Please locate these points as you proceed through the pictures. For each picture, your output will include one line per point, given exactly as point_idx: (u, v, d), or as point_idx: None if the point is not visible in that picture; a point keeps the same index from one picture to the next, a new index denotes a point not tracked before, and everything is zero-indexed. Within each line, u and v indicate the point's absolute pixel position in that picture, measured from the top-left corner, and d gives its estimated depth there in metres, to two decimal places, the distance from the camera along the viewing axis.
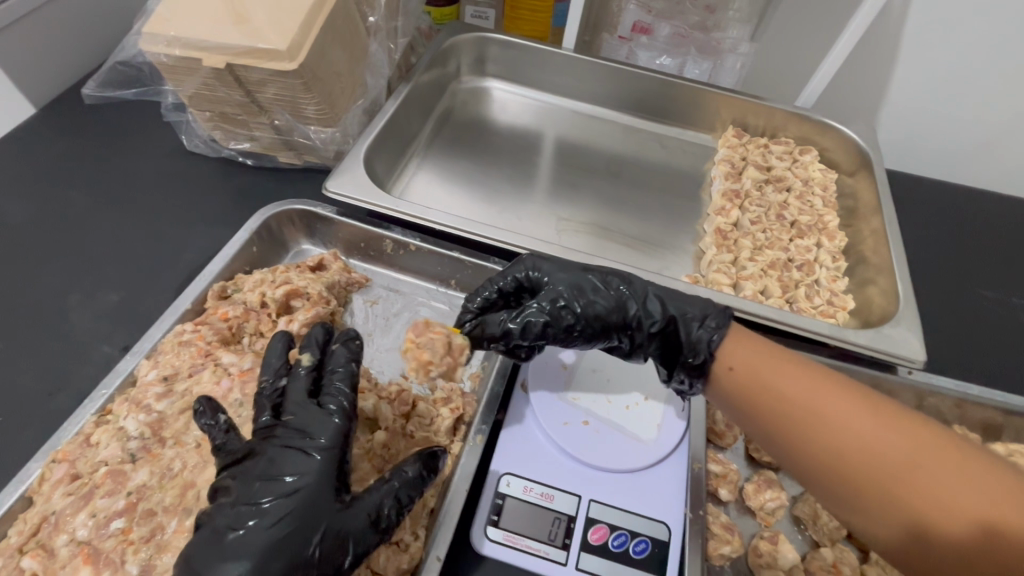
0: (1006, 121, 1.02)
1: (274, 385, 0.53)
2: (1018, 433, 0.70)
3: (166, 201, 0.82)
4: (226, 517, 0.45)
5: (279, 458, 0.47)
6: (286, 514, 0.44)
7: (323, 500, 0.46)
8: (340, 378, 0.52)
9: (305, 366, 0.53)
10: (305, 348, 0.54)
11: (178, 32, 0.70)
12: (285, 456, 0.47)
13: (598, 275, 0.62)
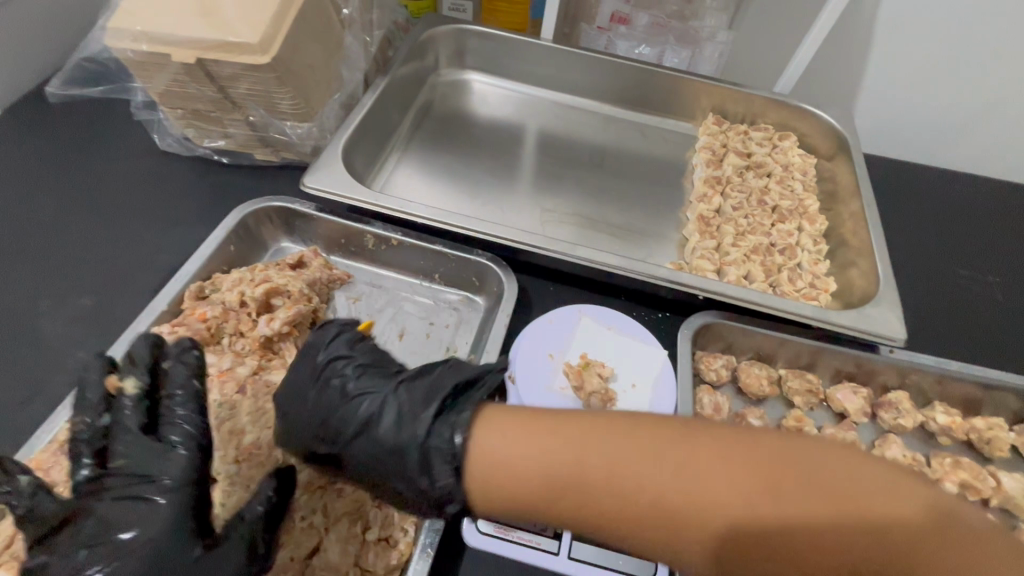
0: (977, 103, 1.04)
1: (93, 427, 0.47)
2: (996, 406, 0.72)
3: (137, 202, 0.80)
4: None
5: (111, 517, 0.43)
6: (139, 569, 0.41)
7: (174, 551, 0.42)
8: (180, 405, 0.48)
9: (129, 396, 0.48)
10: (126, 375, 0.49)
11: (144, 27, 0.68)
12: (119, 508, 0.43)
13: None
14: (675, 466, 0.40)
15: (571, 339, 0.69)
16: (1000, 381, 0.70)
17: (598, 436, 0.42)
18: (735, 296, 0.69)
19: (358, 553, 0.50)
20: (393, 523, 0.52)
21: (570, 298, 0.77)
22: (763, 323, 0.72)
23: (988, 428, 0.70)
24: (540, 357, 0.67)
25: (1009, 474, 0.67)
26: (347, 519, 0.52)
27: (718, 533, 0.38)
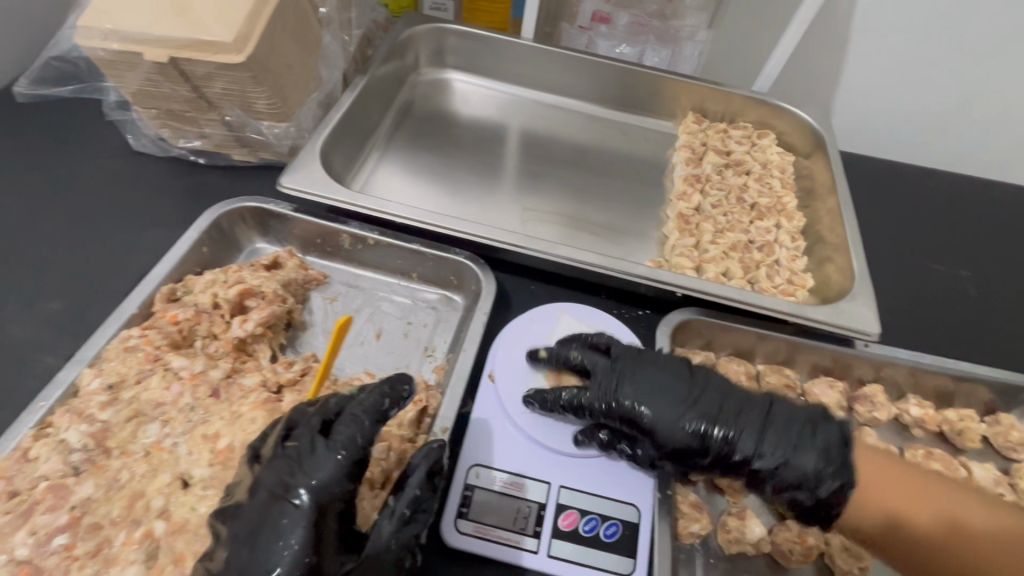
0: (949, 101, 1.06)
1: (305, 415, 0.52)
2: (967, 398, 0.73)
3: (110, 204, 0.79)
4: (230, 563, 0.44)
5: (275, 496, 0.46)
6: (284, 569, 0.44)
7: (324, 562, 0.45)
8: (364, 415, 0.51)
9: (333, 400, 0.53)
10: (366, 392, 0.53)
11: (115, 25, 0.67)
12: (277, 499, 0.46)
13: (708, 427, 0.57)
14: (920, 497, 0.52)
15: (549, 336, 0.69)
16: (971, 373, 0.71)
17: (917, 492, 0.53)
18: (712, 293, 0.70)
19: None
20: (368, 523, 0.53)
21: (550, 297, 0.77)
22: (740, 317, 0.72)
23: (959, 419, 0.71)
24: (518, 355, 0.67)
25: (979, 463, 0.69)
26: None
27: (941, 522, 0.51)
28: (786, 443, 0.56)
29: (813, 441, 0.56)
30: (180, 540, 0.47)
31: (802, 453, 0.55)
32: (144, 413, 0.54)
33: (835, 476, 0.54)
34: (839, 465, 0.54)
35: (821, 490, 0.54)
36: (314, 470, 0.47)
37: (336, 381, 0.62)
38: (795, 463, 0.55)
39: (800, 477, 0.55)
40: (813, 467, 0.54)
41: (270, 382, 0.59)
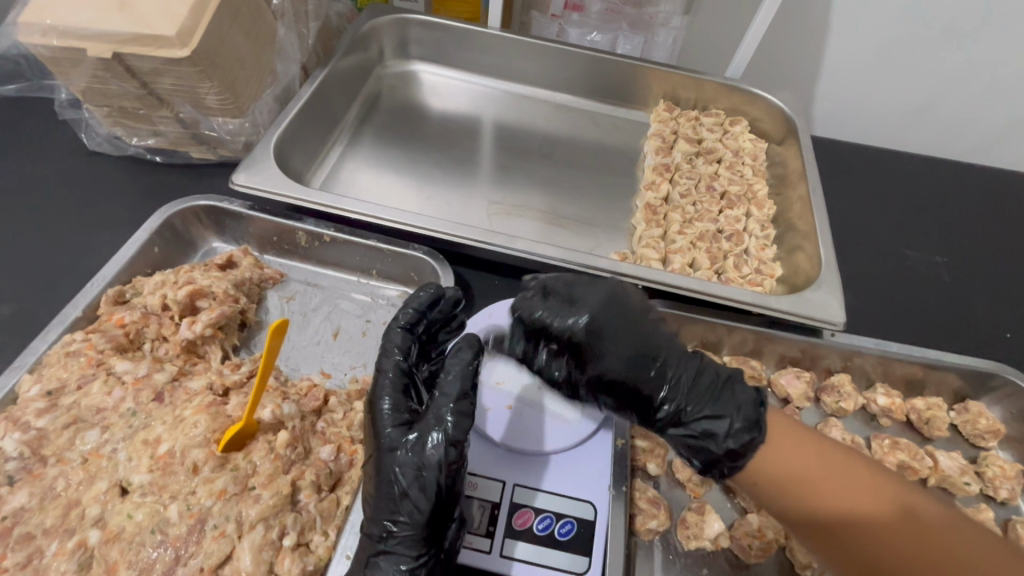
0: (925, 84, 1.04)
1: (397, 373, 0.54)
2: (937, 386, 0.72)
3: (62, 206, 0.77)
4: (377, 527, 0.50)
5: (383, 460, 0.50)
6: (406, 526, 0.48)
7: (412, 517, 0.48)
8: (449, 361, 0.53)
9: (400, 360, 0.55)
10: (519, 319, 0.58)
11: (55, 20, 0.65)
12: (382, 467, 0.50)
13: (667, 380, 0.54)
14: (903, 490, 0.45)
15: (508, 333, 0.68)
16: (941, 362, 0.70)
17: (899, 486, 0.46)
18: (673, 284, 0.68)
19: (274, 559, 0.48)
20: (313, 527, 0.51)
21: (512, 291, 0.76)
22: (703, 309, 0.70)
23: (927, 408, 0.70)
24: None
25: (945, 452, 0.68)
26: (262, 525, 0.49)
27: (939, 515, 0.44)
28: (691, 392, 0.53)
29: (732, 405, 0.51)
30: (114, 549, 0.46)
31: (721, 408, 0.51)
32: (83, 420, 0.53)
33: (746, 432, 0.49)
34: (750, 422, 0.49)
35: (719, 447, 0.50)
36: (379, 387, 0.53)
37: (286, 382, 0.61)
38: (715, 413, 0.51)
39: (709, 429, 0.51)
40: (725, 427, 0.50)
41: (216, 385, 0.58)
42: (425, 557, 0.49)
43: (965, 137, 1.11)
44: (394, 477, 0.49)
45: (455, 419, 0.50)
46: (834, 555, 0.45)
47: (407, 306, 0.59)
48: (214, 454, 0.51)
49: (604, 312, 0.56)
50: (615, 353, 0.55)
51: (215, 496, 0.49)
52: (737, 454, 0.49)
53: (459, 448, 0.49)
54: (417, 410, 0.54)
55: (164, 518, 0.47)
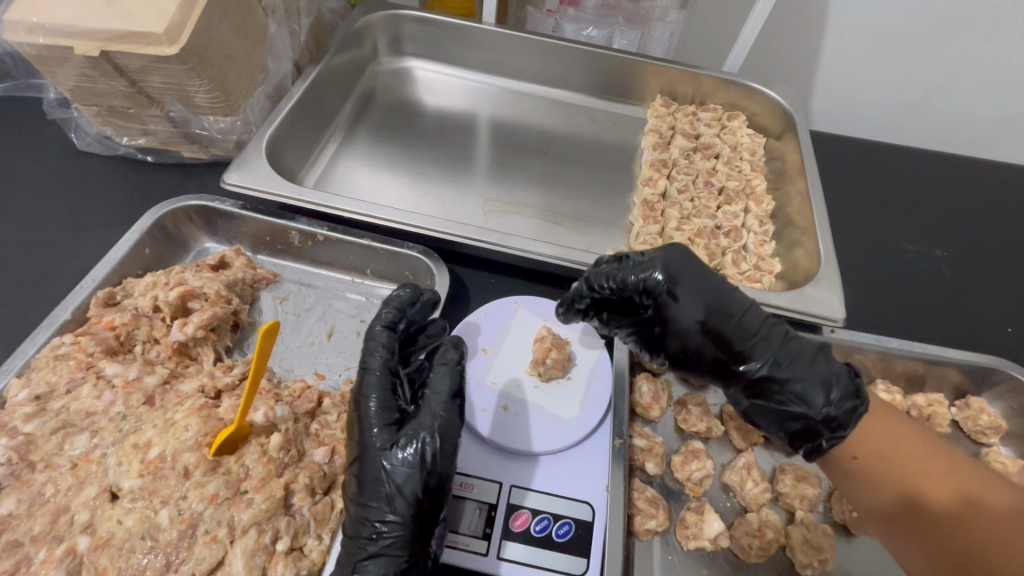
0: (925, 76, 1.03)
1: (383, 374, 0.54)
2: (938, 382, 0.71)
3: (51, 207, 0.76)
4: (362, 531, 0.49)
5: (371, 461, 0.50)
6: (398, 524, 0.48)
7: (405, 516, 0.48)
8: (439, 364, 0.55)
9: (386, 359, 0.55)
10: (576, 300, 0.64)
11: (40, 18, 0.63)
12: (372, 467, 0.50)
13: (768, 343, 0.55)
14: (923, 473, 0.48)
15: (504, 333, 0.67)
16: (942, 358, 0.69)
17: (918, 467, 0.48)
18: None
19: (266, 564, 0.47)
20: (306, 531, 0.51)
21: (508, 289, 0.75)
22: None
23: (927, 404, 0.70)
24: (473, 352, 0.66)
25: None
26: (255, 529, 0.48)
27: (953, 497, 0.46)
28: (778, 354, 0.55)
29: (827, 372, 0.53)
30: (103, 555, 0.45)
31: (810, 373, 0.53)
32: (72, 424, 0.52)
33: (846, 399, 0.52)
34: (851, 390, 0.52)
35: (815, 413, 0.52)
36: (365, 385, 0.54)
37: (279, 384, 0.60)
38: (814, 380, 0.53)
39: (803, 396, 0.53)
40: (820, 394, 0.52)
41: (207, 388, 0.57)
42: (412, 560, 0.48)
43: (965, 131, 1.10)
44: (386, 475, 0.49)
45: (446, 415, 0.52)
46: (915, 541, 0.47)
47: (387, 305, 0.59)
48: (205, 458, 0.50)
49: (684, 270, 0.58)
50: (691, 306, 0.57)
51: (206, 500, 0.48)
52: (837, 422, 0.51)
53: (453, 441, 0.51)
54: (402, 410, 0.54)
55: (155, 524, 0.47)
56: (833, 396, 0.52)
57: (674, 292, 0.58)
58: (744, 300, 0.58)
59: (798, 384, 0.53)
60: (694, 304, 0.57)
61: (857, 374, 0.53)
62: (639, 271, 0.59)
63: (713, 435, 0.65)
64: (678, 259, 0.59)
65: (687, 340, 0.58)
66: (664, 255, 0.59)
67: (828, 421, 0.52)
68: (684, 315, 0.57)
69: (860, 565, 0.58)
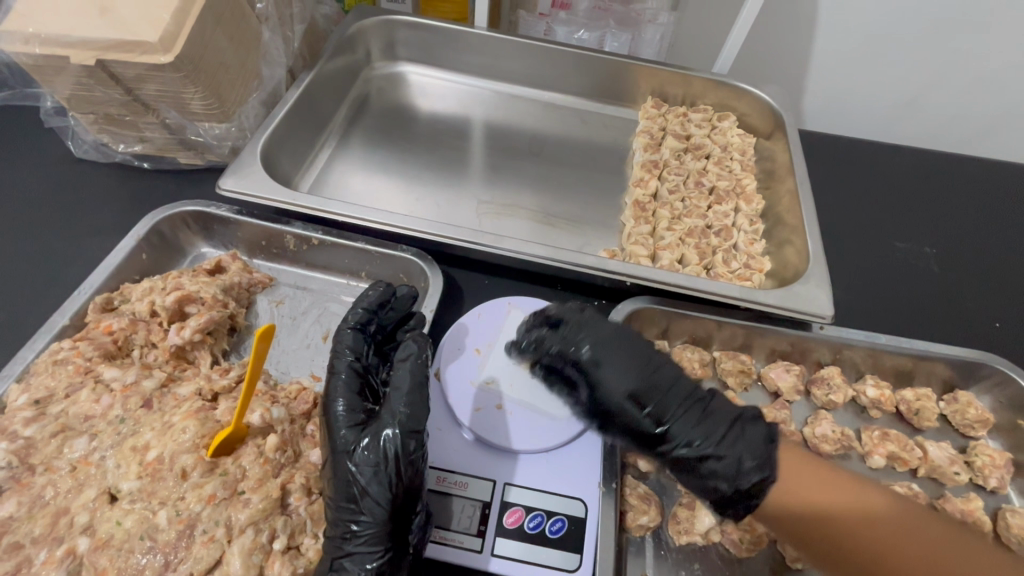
0: (914, 74, 1.04)
1: (347, 378, 0.56)
2: (927, 377, 0.72)
3: (50, 214, 0.77)
4: (338, 529, 0.49)
5: (338, 464, 0.51)
6: (371, 522, 0.49)
7: (377, 514, 0.49)
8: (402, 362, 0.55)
9: (351, 363, 0.57)
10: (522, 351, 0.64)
11: (37, 28, 0.64)
12: (340, 468, 0.51)
13: (688, 421, 0.54)
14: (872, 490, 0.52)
15: (498, 332, 0.68)
16: (930, 352, 0.70)
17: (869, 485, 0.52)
18: (661, 280, 0.68)
19: (264, 563, 0.48)
20: (303, 530, 0.51)
21: (501, 290, 0.76)
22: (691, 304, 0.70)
23: (916, 399, 0.71)
24: (467, 352, 0.66)
25: (935, 442, 0.68)
26: (252, 529, 0.49)
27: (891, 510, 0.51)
28: (696, 429, 0.53)
29: (741, 442, 0.51)
30: (103, 556, 0.46)
31: (727, 448, 0.52)
32: (71, 428, 0.53)
33: (755, 472, 0.49)
34: (761, 462, 0.50)
35: (725, 487, 0.51)
36: (332, 388, 0.55)
37: (275, 386, 0.61)
38: (728, 452, 0.51)
39: (717, 470, 0.51)
40: (732, 467, 0.51)
41: (204, 391, 0.58)
42: (387, 557, 0.49)
43: (952, 129, 1.11)
44: (352, 476, 0.50)
45: (407, 411, 0.52)
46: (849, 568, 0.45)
47: (357, 306, 0.62)
48: (203, 460, 0.51)
49: (609, 343, 0.58)
50: (615, 383, 0.56)
51: (204, 501, 0.49)
52: (750, 493, 0.49)
53: (415, 437, 0.51)
54: (372, 410, 0.55)
55: (153, 525, 0.48)
56: (746, 466, 0.50)
57: (596, 365, 0.57)
58: (668, 373, 0.57)
59: (715, 458, 0.52)
60: (617, 381, 0.56)
61: (773, 440, 0.51)
62: (563, 339, 0.59)
63: None
64: (602, 330, 0.58)
65: (614, 416, 0.57)
66: (591, 326, 0.59)
67: (742, 497, 0.50)
68: (607, 392, 0.56)
69: None
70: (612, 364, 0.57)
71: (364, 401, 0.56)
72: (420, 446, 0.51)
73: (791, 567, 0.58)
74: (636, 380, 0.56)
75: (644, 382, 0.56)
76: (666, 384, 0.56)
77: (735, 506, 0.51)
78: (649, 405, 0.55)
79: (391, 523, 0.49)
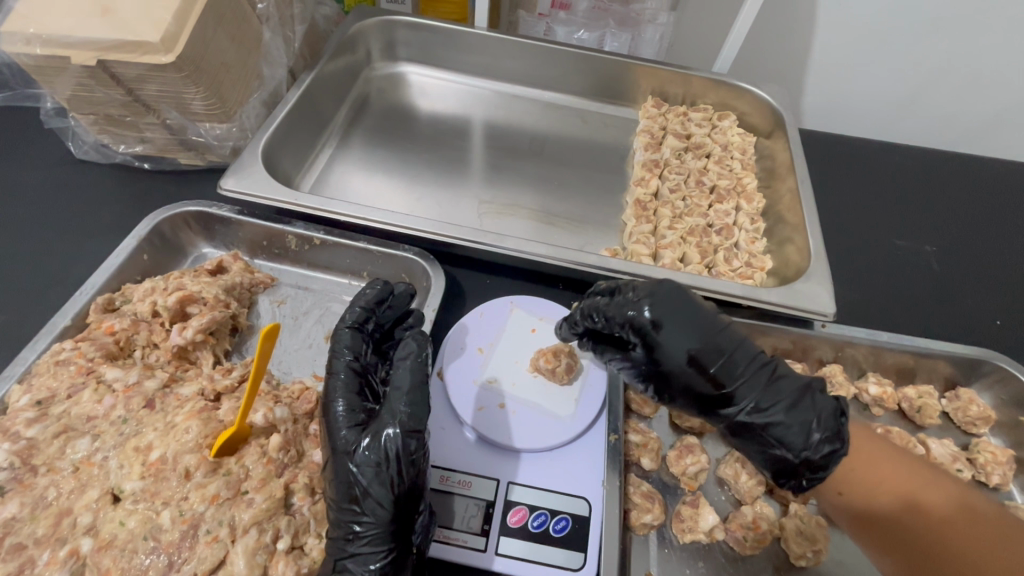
0: (913, 73, 1.05)
1: (345, 378, 0.56)
2: (929, 374, 0.72)
3: (50, 215, 0.77)
4: (342, 529, 0.49)
5: (339, 466, 0.51)
6: (374, 523, 0.49)
7: (381, 514, 0.49)
8: (401, 363, 0.54)
9: (348, 363, 0.57)
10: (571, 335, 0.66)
11: (38, 29, 0.64)
12: (341, 469, 0.50)
13: (752, 388, 0.54)
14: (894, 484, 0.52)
15: (500, 331, 0.68)
16: (932, 350, 0.70)
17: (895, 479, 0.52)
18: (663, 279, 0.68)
19: (268, 563, 0.48)
20: (306, 529, 0.51)
21: (503, 290, 0.76)
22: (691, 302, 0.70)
23: (918, 396, 0.71)
24: (468, 352, 0.66)
25: (937, 440, 0.69)
26: (256, 528, 0.48)
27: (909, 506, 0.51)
28: (760, 396, 0.54)
29: (814, 412, 0.53)
30: (107, 556, 0.46)
31: (793, 415, 0.53)
32: (73, 428, 0.53)
33: (827, 442, 0.52)
34: (833, 432, 0.52)
35: (795, 455, 0.53)
36: (331, 389, 0.55)
37: (278, 386, 0.61)
38: (797, 423, 0.53)
39: (784, 438, 0.53)
40: (801, 437, 0.52)
41: (207, 391, 0.58)
42: (390, 558, 0.49)
43: (951, 128, 1.12)
44: (353, 477, 0.50)
45: (408, 411, 0.51)
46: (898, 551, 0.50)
47: (354, 304, 0.61)
48: (206, 460, 0.51)
49: (673, 308, 0.56)
50: (677, 344, 0.55)
51: (207, 501, 0.49)
52: (818, 465, 0.52)
53: (415, 437, 0.50)
54: (372, 409, 0.55)
55: (157, 525, 0.47)
56: (814, 437, 0.52)
57: (660, 331, 0.56)
58: (734, 336, 0.56)
59: (777, 428, 0.53)
60: (680, 345, 0.55)
61: (844, 413, 0.53)
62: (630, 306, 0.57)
63: (707, 430, 0.66)
64: (667, 293, 0.57)
65: (672, 378, 0.56)
66: (656, 289, 0.57)
67: (810, 466, 0.52)
68: (670, 356, 0.55)
69: (854, 556, 0.59)
70: (679, 328, 0.55)
71: (362, 401, 0.55)
72: (419, 446, 0.50)
73: (795, 565, 0.58)
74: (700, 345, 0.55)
75: (709, 349, 0.55)
76: (731, 350, 0.55)
77: (795, 475, 0.53)
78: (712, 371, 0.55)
79: (393, 523, 0.49)
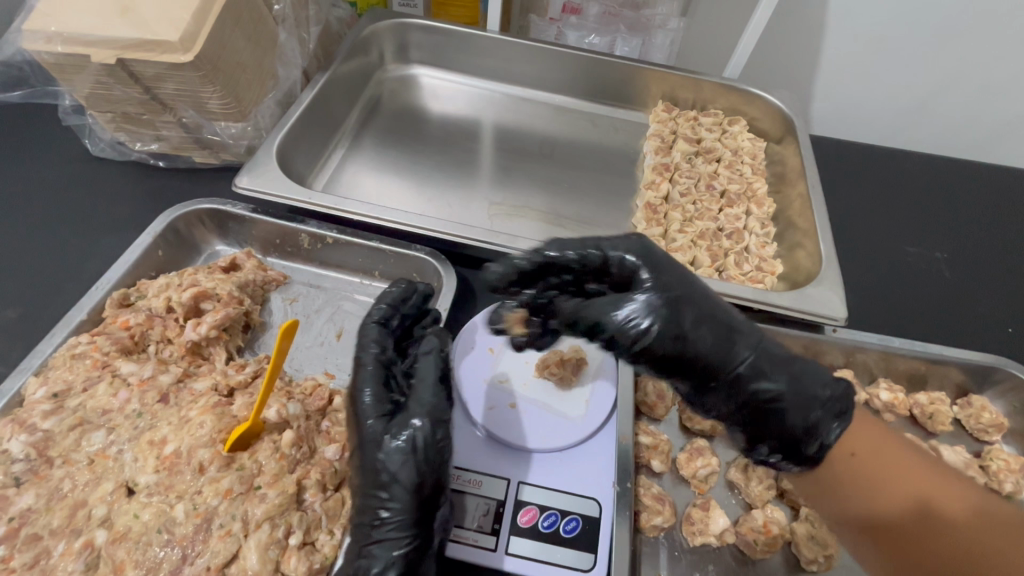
0: (924, 79, 1.05)
1: (372, 370, 0.55)
2: (941, 381, 0.72)
3: (67, 211, 0.78)
4: (368, 514, 0.50)
5: (369, 455, 0.51)
6: (402, 508, 0.49)
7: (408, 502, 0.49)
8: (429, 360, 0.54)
9: (374, 356, 0.56)
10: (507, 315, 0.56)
11: (60, 27, 0.65)
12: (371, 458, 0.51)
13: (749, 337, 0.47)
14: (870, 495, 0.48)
15: None
16: (944, 356, 0.70)
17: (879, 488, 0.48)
18: None
19: (279, 558, 0.48)
20: (318, 526, 0.52)
21: None
22: None
23: (929, 402, 0.71)
24: (479, 351, 0.66)
25: (949, 446, 0.68)
26: (268, 524, 0.49)
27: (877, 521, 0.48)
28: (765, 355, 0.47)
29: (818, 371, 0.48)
30: (121, 549, 0.46)
31: (805, 375, 0.47)
32: (89, 421, 0.53)
33: (836, 400, 0.47)
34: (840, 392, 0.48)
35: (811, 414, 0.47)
36: (359, 380, 0.55)
37: (291, 383, 0.61)
38: (811, 380, 0.47)
39: (799, 399, 0.47)
40: (816, 392, 0.47)
41: (221, 386, 0.58)
42: (413, 549, 0.49)
43: (962, 136, 1.12)
44: (381, 465, 0.50)
45: (434, 402, 0.52)
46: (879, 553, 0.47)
47: (381, 300, 0.61)
48: (220, 454, 0.51)
49: (659, 254, 0.48)
50: (671, 287, 0.46)
51: (221, 495, 0.49)
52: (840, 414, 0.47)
53: (442, 427, 0.51)
54: (399, 400, 0.55)
55: (170, 518, 0.48)
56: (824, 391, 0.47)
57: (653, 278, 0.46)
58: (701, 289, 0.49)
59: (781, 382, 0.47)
60: (676, 281, 0.46)
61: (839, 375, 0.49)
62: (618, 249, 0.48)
63: (718, 434, 0.66)
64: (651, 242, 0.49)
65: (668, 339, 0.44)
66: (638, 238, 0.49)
67: (818, 430, 0.46)
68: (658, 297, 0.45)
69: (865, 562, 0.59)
70: (664, 283, 0.46)
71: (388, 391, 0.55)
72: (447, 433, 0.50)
73: (806, 569, 0.58)
74: (690, 292, 0.46)
75: (694, 297, 0.46)
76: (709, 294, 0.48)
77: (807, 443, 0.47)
78: (705, 328, 0.45)
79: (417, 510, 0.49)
